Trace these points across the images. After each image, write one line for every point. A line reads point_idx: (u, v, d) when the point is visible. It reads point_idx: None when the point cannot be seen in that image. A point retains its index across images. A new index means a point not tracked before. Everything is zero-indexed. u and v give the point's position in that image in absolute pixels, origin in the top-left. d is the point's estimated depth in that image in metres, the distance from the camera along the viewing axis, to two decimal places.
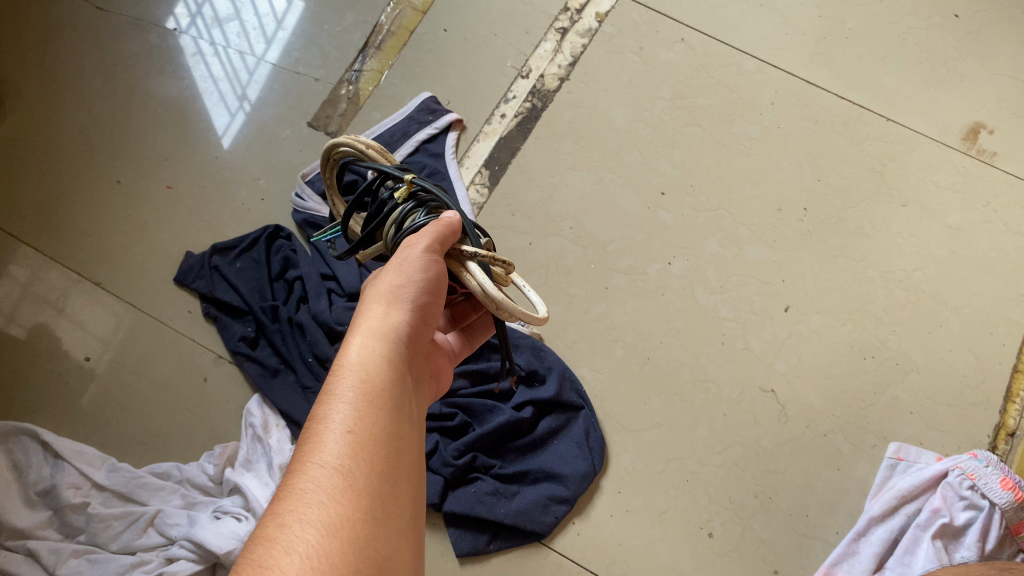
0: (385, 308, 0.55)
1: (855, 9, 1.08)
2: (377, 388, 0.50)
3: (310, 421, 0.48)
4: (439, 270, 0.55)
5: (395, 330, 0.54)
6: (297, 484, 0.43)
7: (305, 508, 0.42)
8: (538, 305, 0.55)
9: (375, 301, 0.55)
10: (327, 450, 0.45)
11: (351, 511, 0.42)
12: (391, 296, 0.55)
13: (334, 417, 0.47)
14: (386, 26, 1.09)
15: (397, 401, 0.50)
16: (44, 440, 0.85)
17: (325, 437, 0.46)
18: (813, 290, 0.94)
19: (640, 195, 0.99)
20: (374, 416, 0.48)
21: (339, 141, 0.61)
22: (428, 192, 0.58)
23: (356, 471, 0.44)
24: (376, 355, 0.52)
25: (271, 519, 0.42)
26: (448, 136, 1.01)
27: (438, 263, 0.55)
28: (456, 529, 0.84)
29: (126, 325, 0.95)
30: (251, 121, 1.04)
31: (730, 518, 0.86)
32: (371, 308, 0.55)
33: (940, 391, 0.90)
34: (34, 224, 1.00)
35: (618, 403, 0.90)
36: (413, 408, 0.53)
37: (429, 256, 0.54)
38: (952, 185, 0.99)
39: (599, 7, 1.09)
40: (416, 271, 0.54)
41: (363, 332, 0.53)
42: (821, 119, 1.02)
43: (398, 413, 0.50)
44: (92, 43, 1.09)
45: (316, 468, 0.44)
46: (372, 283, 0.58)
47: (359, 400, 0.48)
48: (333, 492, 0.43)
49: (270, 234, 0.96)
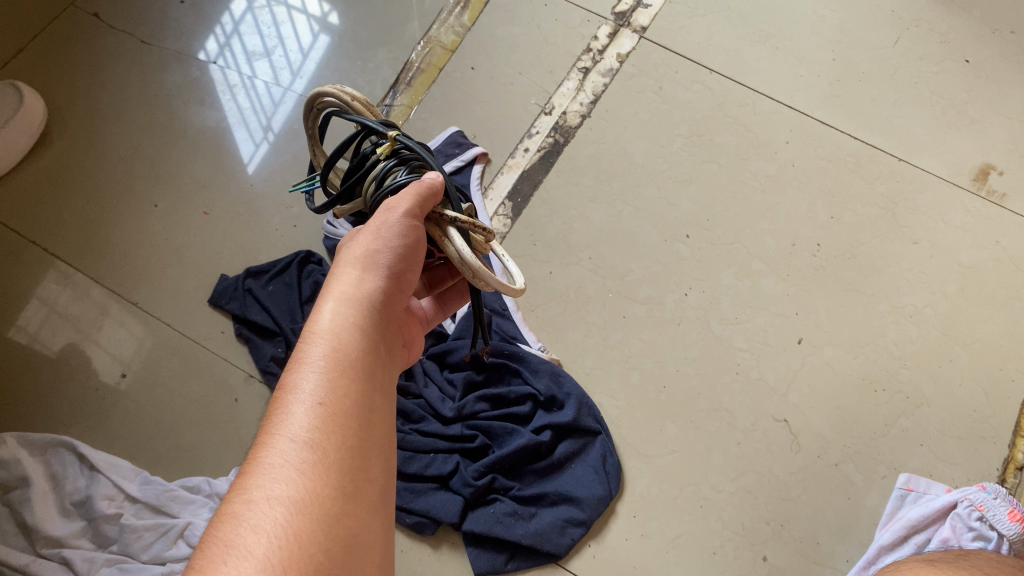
0: (359, 274, 0.58)
1: (869, 53, 1.12)
2: (346, 359, 0.53)
3: (279, 390, 0.50)
4: (416, 236, 0.58)
5: (367, 296, 0.57)
6: (265, 457, 0.46)
7: (273, 482, 0.44)
8: (516, 275, 0.56)
9: (348, 267, 0.59)
10: (292, 421, 0.48)
11: (319, 486, 0.45)
12: (366, 262, 0.58)
13: (301, 384, 0.50)
14: (416, 63, 1.13)
15: (364, 369, 0.53)
16: (80, 453, 0.88)
17: (294, 407, 0.48)
18: (826, 323, 0.97)
19: (657, 228, 1.02)
20: (343, 385, 0.51)
21: (323, 91, 0.61)
22: (411, 151, 0.59)
23: (323, 445, 0.47)
24: (348, 322, 0.55)
25: (237, 495, 0.44)
26: (473, 168, 1.05)
27: (417, 229, 0.57)
28: (475, 548, 0.86)
29: (161, 344, 0.98)
30: (280, 152, 1.09)
31: (742, 543, 0.87)
32: (343, 273, 0.58)
33: (949, 424, 0.92)
34: (74, 244, 1.04)
35: (635, 429, 0.92)
36: (383, 375, 0.56)
37: (407, 221, 0.56)
38: (962, 223, 1.02)
39: (621, 48, 1.13)
40: (393, 236, 0.57)
41: (335, 299, 0.56)
42: (834, 157, 1.06)
43: (367, 382, 0.53)
44: (135, 74, 1.15)
45: (285, 441, 0.47)
46: (347, 246, 0.61)
47: (328, 371, 0.51)
48: (299, 464, 0.45)
49: (301, 259, 1.00)
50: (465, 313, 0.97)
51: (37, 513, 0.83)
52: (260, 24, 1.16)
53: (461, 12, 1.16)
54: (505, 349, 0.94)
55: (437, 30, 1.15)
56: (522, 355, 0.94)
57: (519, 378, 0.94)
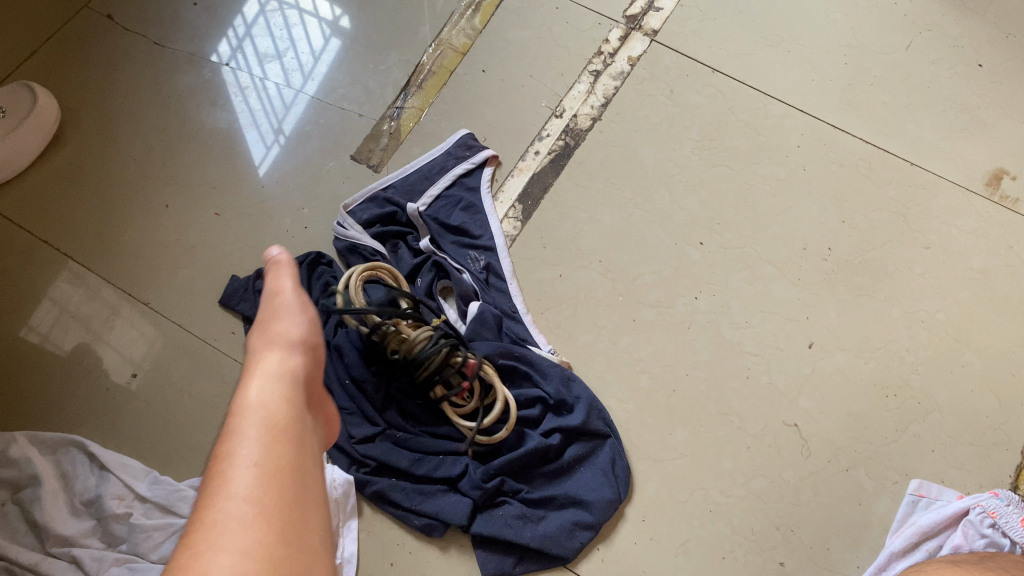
0: (281, 347, 0.61)
1: (881, 58, 1.11)
2: (278, 416, 0.54)
3: (213, 457, 0.52)
4: (307, 315, 0.65)
5: (290, 364, 0.60)
6: (208, 516, 0.47)
7: (219, 536, 0.46)
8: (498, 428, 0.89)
9: (274, 347, 0.61)
10: (234, 482, 0.49)
11: (264, 533, 0.47)
12: (283, 338, 0.62)
13: (238, 448, 0.51)
14: (427, 65, 1.13)
15: (303, 430, 0.55)
16: (90, 452, 0.88)
17: (230, 467, 0.50)
18: (837, 328, 0.97)
19: (667, 233, 1.02)
20: (279, 445, 0.52)
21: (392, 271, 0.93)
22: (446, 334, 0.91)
23: (264, 495, 0.48)
24: (275, 386, 0.57)
25: (185, 555, 0.45)
26: (484, 171, 1.05)
27: (306, 307, 0.66)
28: (483, 550, 0.86)
29: (171, 345, 0.99)
30: (292, 154, 1.09)
31: (752, 549, 0.87)
32: (270, 352, 0.60)
33: (961, 431, 0.91)
34: (86, 244, 1.04)
35: (644, 433, 0.92)
36: (318, 439, 0.58)
37: (292, 298, 0.66)
38: (975, 229, 1.01)
39: (632, 51, 1.13)
40: (294, 318, 0.64)
41: (262, 369, 0.58)
42: (846, 162, 1.05)
43: (303, 434, 0.55)
44: (149, 75, 1.15)
45: (227, 497, 0.48)
46: (258, 330, 0.64)
47: (261, 431, 0.52)
48: (245, 521, 0.47)
49: (311, 260, 1.00)
50: (475, 315, 0.94)
51: (47, 512, 0.83)
52: (272, 26, 1.17)
53: (472, 15, 1.16)
54: (516, 352, 0.92)
55: (448, 33, 1.15)
56: (532, 358, 0.93)
57: (528, 381, 0.93)
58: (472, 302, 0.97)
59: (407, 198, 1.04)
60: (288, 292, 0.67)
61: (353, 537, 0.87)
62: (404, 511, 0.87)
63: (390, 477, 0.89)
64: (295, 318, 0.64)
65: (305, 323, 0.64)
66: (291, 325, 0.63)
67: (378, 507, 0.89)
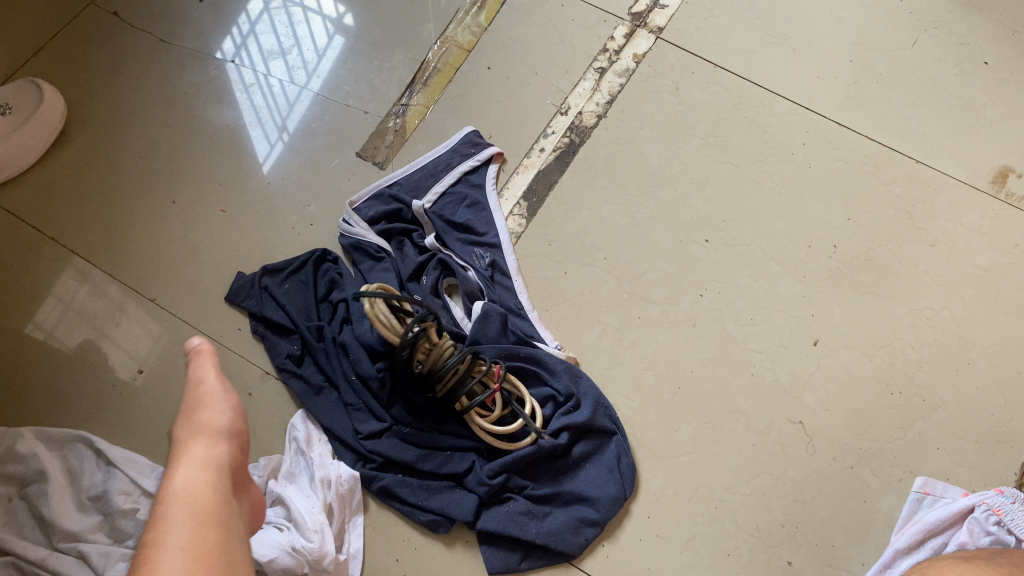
0: (206, 441, 0.66)
1: (886, 55, 1.11)
2: (206, 511, 0.60)
3: (141, 554, 0.56)
4: (235, 402, 0.71)
5: (217, 455, 0.65)
6: None
7: None
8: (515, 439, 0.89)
9: (201, 437, 0.66)
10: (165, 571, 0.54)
11: None
12: (210, 430, 0.67)
13: (165, 544, 0.57)
14: (432, 63, 1.13)
15: (229, 514, 0.61)
16: (97, 448, 0.88)
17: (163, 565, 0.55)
18: (842, 325, 0.97)
19: (672, 230, 1.02)
20: (207, 540, 0.58)
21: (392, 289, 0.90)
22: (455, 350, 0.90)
23: None
24: (201, 481, 0.62)
25: None
26: (489, 168, 1.05)
27: (229, 395, 0.71)
28: (489, 546, 0.86)
29: (177, 341, 0.99)
30: (296, 151, 1.09)
31: (757, 545, 0.87)
32: (195, 443, 0.66)
33: (967, 428, 0.91)
34: (92, 241, 1.05)
35: (650, 430, 0.92)
36: (240, 523, 0.64)
37: (220, 385, 0.71)
38: (981, 226, 1.01)
39: (637, 48, 1.13)
40: (223, 405, 0.69)
41: (187, 465, 0.63)
42: (851, 159, 1.05)
43: (228, 526, 0.60)
44: (155, 72, 1.15)
45: None
46: (177, 424, 0.68)
47: (190, 528, 0.58)
48: None
49: (317, 257, 1.00)
50: (480, 314, 0.93)
51: (54, 507, 0.83)
52: (276, 23, 1.17)
53: (477, 12, 1.16)
54: (523, 351, 0.92)
55: (453, 30, 1.15)
56: (540, 356, 0.92)
57: (535, 379, 0.92)
58: (477, 299, 0.97)
59: (412, 195, 1.03)
60: (210, 383, 0.70)
61: (359, 533, 0.87)
62: (410, 507, 0.88)
63: (396, 473, 0.89)
64: (218, 409, 0.68)
65: (229, 412, 0.69)
66: (215, 416, 0.68)
67: (384, 503, 0.89)
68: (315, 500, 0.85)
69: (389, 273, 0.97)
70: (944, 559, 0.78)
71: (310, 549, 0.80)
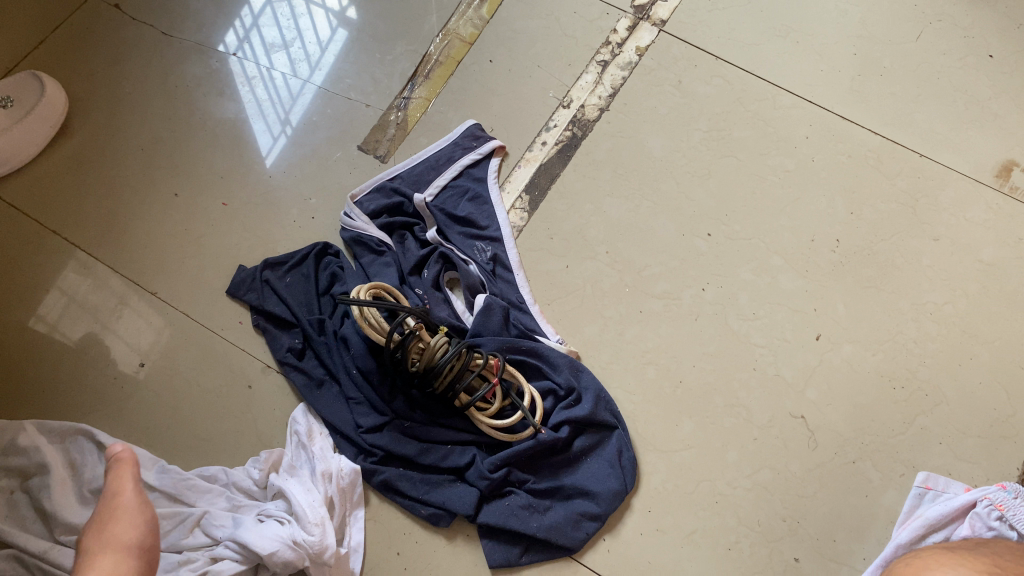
0: (114, 558, 0.63)
1: (891, 48, 1.11)
2: None
3: None
4: (150, 516, 0.68)
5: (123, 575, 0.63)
6: None
7: None
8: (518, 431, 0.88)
9: (108, 553, 0.63)
10: None
11: None
12: (118, 546, 0.64)
13: None
14: (434, 56, 1.13)
15: None
16: (98, 441, 0.89)
17: None
18: (844, 320, 0.96)
19: (675, 224, 1.02)
20: None
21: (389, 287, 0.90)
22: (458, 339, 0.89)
23: None
24: None
25: None
26: (491, 161, 1.05)
27: (144, 508, 0.68)
28: (490, 540, 0.86)
29: (180, 334, 0.99)
30: (299, 145, 1.09)
31: (758, 540, 0.87)
32: (100, 561, 0.63)
33: (969, 423, 0.91)
34: (94, 234, 1.05)
35: (651, 424, 0.92)
36: None
37: (136, 497, 0.68)
38: (985, 221, 1.01)
39: (640, 41, 1.12)
40: (137, 519, 0.66)
41: None
42: (855, 153, 1.05)
43: None
44: (157, 64, 1.15)
45: None
46: (85, 540, 0.66)
47: None
48: None
49: (318, 251, 1.00)
50: (482, 308, 0.93)
51: (56, 500, 0.83)
52: (279, 15, 1.16)
53: (479, 5, 1.16)
54: (524, 345, 0.91)
55: (455, 23, 1.15)
56: (541, 350, 0.92)
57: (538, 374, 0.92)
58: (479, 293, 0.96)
59: (414, 188, 1.03)
60: (128, 493, 0.68)
61: (360, 526, 0.87)
62: (411, 501, 0.88)
63: (397, 466, 0.89)
64: (132, 522, 0.66)
65: (143, 526, 0.66)
66: (128, 529, 0.65)
67: (385, 497, 0.89)
68: (317, 493, 0.84)
69: (390, 266, 0.97)
70: (931, 549, 0.79)
71: (311, 542, 0.80)
